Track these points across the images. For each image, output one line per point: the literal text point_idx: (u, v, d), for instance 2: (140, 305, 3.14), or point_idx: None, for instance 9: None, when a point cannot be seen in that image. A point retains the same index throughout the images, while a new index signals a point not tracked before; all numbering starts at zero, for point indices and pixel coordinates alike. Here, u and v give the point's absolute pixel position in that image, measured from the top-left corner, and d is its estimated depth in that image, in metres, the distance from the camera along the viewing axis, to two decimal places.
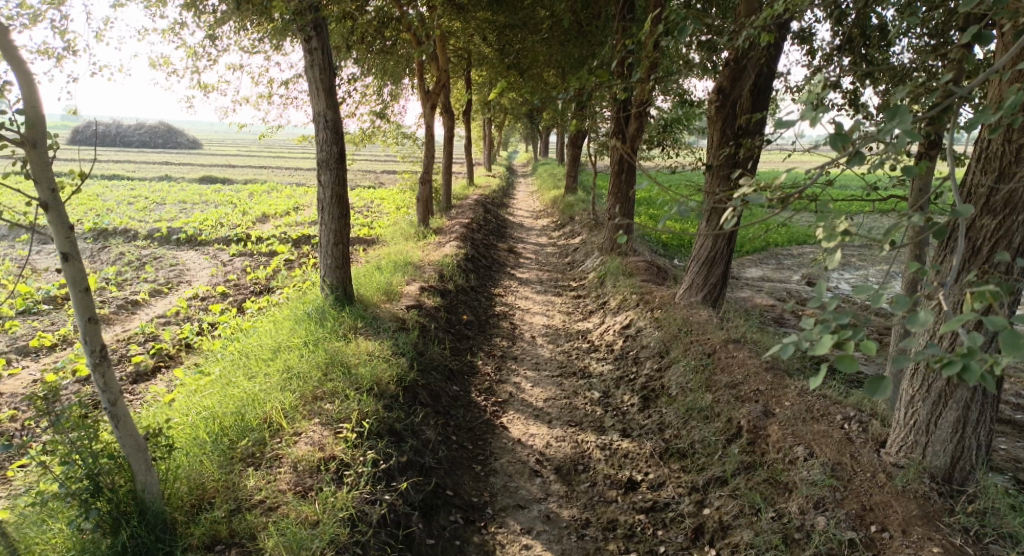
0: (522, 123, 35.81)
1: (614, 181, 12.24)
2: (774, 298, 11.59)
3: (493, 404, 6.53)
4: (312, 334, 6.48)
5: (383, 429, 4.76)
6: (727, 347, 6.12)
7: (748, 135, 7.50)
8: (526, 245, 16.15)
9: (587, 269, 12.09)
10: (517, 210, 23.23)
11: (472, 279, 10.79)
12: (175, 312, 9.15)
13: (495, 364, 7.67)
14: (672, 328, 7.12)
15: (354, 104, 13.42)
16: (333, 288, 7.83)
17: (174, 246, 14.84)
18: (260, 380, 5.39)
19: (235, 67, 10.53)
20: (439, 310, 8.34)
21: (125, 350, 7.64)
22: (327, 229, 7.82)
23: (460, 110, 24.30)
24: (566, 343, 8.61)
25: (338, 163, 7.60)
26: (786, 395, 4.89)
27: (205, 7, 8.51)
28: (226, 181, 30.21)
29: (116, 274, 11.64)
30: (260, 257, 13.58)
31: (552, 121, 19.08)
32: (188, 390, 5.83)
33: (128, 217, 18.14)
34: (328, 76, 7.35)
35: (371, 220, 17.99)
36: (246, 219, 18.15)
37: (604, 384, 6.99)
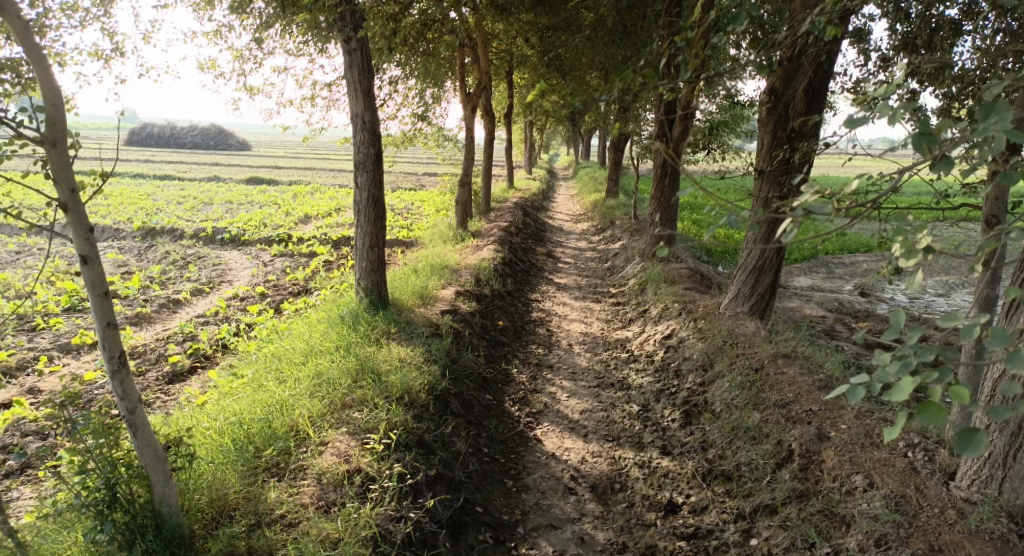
0: (564, 126, 35.55)
1: (658, 184, 11.92)
2: (825, 309, 11.09)
3: (527, 415, 6.31)
4: (345, 338, 6.37)
5: (412, 440, 4.59)
6: (776, 361, 5.79)
7: (802, 139, 7.13)
8: (565, 250, 15.90)
9: (627, 275, 11.78)
10: (557, 213, 23.01)
11: (509, 283, 10.61)
12: (214, 312, 9.22)
13: (530, 372, 7.46)
14: (717, 340, 6.79)
15: (396, 106, 13.43)
16: (368, 292, 7.74)
17: (218, 245, 15.09)
18: (290, 386, 5.31)
19: (278, 70, 10.61)
20: (474, 315, 8.17)
21: (163, 349, 7.70)
22: (363, 232, 7.73)
23: (502, 113, 24.24)
24: (605, 353, 8.34)
25: (375, 165, 7.50)
26: (842, 417, 4.54)
27: (251, 11, 8.58)
28: (271, 182, 30.79)
29: (161, 272, 11.85)
30: (300, 258, 13.68)
31: (594, 123, 18.84)
32: (220, 393, 5.79)
33: (176, 216, 18.58)
34: (366, 78, 7.26)
35: (411, 222, 18.01)
36: (289, 219, 18.37)
37: (643, 397, 6.70)
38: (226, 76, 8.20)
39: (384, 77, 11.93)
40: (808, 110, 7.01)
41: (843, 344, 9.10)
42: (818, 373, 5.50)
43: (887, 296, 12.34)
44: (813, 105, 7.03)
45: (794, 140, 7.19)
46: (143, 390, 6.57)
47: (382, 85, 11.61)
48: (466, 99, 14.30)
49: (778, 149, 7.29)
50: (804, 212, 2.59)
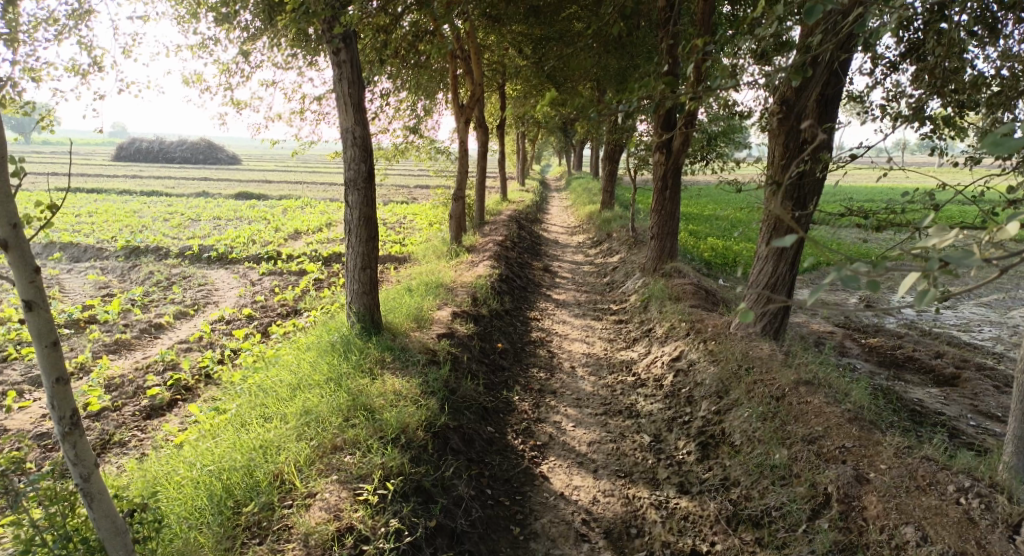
0: (556, 136, 35.27)
1: (657, 198, 11.51)
2: (833, 324, 10.76)
3: (531, 447, 5.91)
4: (335, 368, 5.94)
5: (410, 488, 4.20)
6: (798, 387, 5.43)
7: (815, 150, 6.85)
8: (562, 264, 15.50)
9: (629, 290, 11.41)
10: (551, 225, 22.66)
11: (507, 301, 10.20)
12: (197, 337, 8.75)
13: (532, 400, 7.03)
14: (731, 363, 6.42)
15: (387, 119, 13.07)
16: (360, 315, 7.33)
17: (204, 264, 14.61)
18: (275, 425, 4.88)
19: (265, 83, 10.24)
20: (472, 338, 7.77)
21: (141, 381, 7.22)
22: (354, 252, 7.31)
23: (494, 124, 23.93)
24: (610, 376, 7.93)
25: (366, 182, 7.12)
26: (881, 456, 4.25)
27: (238, 23, 8.19)
28: (261, 197, 30.29)
29: (143, 294, 11.38)
30: (289, 276, 13.25)
31: (588, 134, 18.55)
32: (200, 432, 5.34)
33: (162, 234, 18.08)
34: (357, 91, 6.89)
35: (403, 236, 17.61)
36: (278, 235, 17.91)
37: (655, 426, 6.30)
38: (212, 90, 7.80)
39: (375, 90, 11.59)
40: (821, 120, 6.79)
41: (854, 361, 8.80)
42: (845, 402, 5.16)
43: (894, 309, 12.12)
44: (826, 114, 6.78)
45: (807, 151, 6.90)
46: (119, 428, 6.10)
47: (372, 98, 11.28)
48: (459, 112, 13.95)
49: (791, 161, 6.99)
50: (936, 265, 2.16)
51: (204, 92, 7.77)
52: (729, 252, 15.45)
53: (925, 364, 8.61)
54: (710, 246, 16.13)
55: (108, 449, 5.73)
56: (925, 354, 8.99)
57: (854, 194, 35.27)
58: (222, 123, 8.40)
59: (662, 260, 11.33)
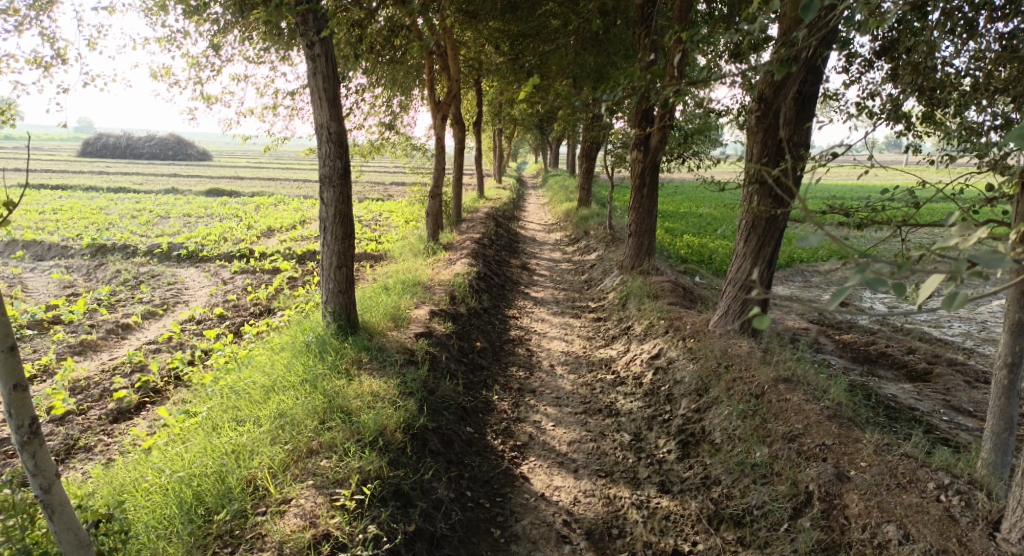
0: (533, 134, 35.25)
1: (634, 195, 11.50)
2: (808, 321, 10.89)
3: (510, 448, 5.83)
4: (309, 370, 5.80)
5: (388, 492, 4.11)
6: (777, 385, 5.44)
7: (792, 148, 6.88)
8: (539, 262, 15.44)
9: (607, 288, 11.41)
10: (528, 222, 22.58)
11: (485, 299, 10.12)
12: (167, 337, 8.51)
13: (512, 399, 6.96)
14: (710, 361, 6.41)
15: (362, 115, 12.88)
16: (336, 315, 7.19)
17: (174, 262, 14.27)
18: (247, 429, 4.73)
19: (236, 77, 10.00)
20: (450, 338, 7.66)
21: (108, 383, 6.99)
22: (329, 251, 7.16)
23: (470, 120, 23.78)
24: (589, 374, 7.89)
25: (342, 179, 6.97)
26: (860, 454, 4.30)
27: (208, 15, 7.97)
28: (233, 194, 29.72)
29: (110, 294, 11.06)
30: (262, 274, 12.99)
31: (565, 131, 18.51)
32: (168, 437, 5.17)
33: (130, 231, 17.63)
34: (331, 85, 6.74)
35: (379, 234, 17.41)
36: (251, 233, 17.58)
37: (635, 425, 6.27)
38: (182, 85, 7.59)
39: (350, 85, 11.40)
40: (798, 118, 6.82)
41: (829, 357, 8.91)
42: (823, 399, 5.18)
43: (866, 306, 12.35)
44: (803, 112, 6.80)
45: (784, 149, 6.92)
46: (84, 432, 5.88)
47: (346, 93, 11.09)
48: (435, 108, 13.80)
49: (768, 159, 6.99)
50: (963, 267, 1.97)
51: (173, 86, 7.55)
52: (705, 249, 15.55)
53: (898, 360, 8.74)
54: (686, 244, 16.23)
55: (72, 455, 5.51)
56: (898, 349, 9.13)
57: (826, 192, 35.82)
58: (192, 118, 8.16)
59: (639, 257, 11.34)
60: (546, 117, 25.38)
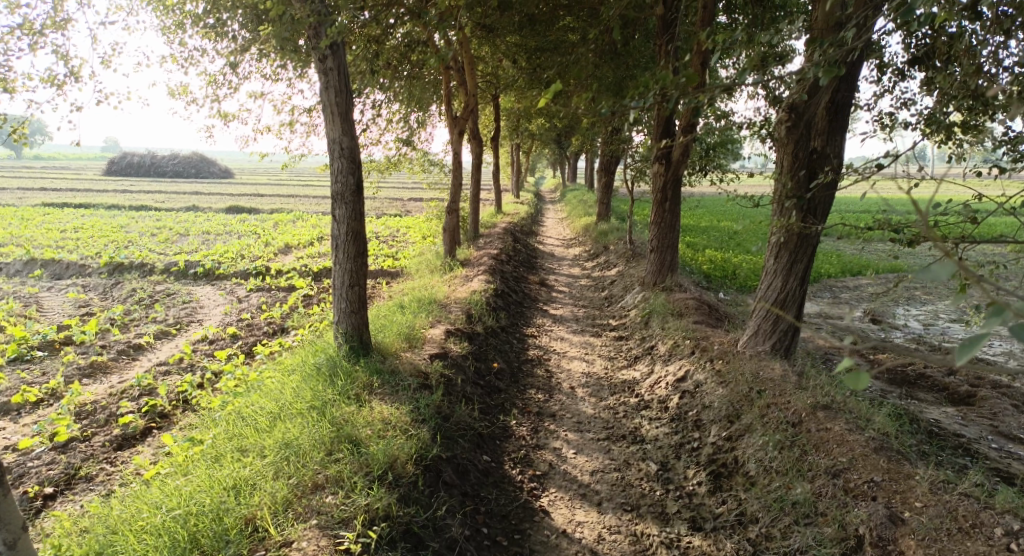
0: (551, 149, 35.12)
1: (656, 210, 11.16)
2: (839, 339, 10.49)
3: (530, 478, 5.51)
4: (318, 395, 5.52)
5: (398, 532, 3.89)
6: (816, 412, 5.09)
7: (824, 160, 6.54)
8: (558, 278, 15.11)
9: (628, 305, 11.06)
10: (547, 238, 22.28)
11: (502, 317, 9.83)
12: (177, 359, 8.33)
13: (531, 424, 6.63)
14: (741, 386, 6.05)
15: (379, 131, 12.77)
16: (348, 336, 6.93)
17: (190, 280, 14.19)
18: (250, 460, 4.48)
19: (252, 94, 9.91)
20: (467, 359, 7.37)
21: (114, 407, 6.80)
22: (342, 270, 6.93)
23: (488, 135, 23.65)
24: (611, 397, 7.52)
25: (354, 196, 6.75)
26: (913, 492, 4.03)
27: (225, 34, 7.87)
28: (252, 211, 29.81)
29: (125, 313, 10.97)
30: (278, 292, 12.85)
31: (583, 145, 18.26)
32: (171, 467, 4.93)
33: (148, 249, 17.63)
34: (344, 100, 6.53)
35: (396, 250, 17.27)
36: (268, 250, 17.52)
37: (661, 453, 5.92)
38: (199, 104, 7.48)
39: (367, 101, 11.28)
40: (831, 128, 6.48)
41: (864, 380, 8.53)
42: (867, 427, 4.84)
43: (900, 324, 11.97)
44: (836, 123, 6.47)
45: (816, 161, 6.57)
46: (86, 461, 5.66)
47: (362, 110, 10.99)
48: (451, 123, 13.63)
49: (799, 171, 6.64)
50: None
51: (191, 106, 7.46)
52: (728, 264, 15.15)
53: (938, 382, 8.33)
54: (708, 258, 15.85)
55: (73, 485, 5.30)
56: (937, 370, 8.72)
57: (854, 206, 35.03)
58: (208, 136, 8.05)
59: (662, 274, 11.00)
60: (565, 132, 25.17)
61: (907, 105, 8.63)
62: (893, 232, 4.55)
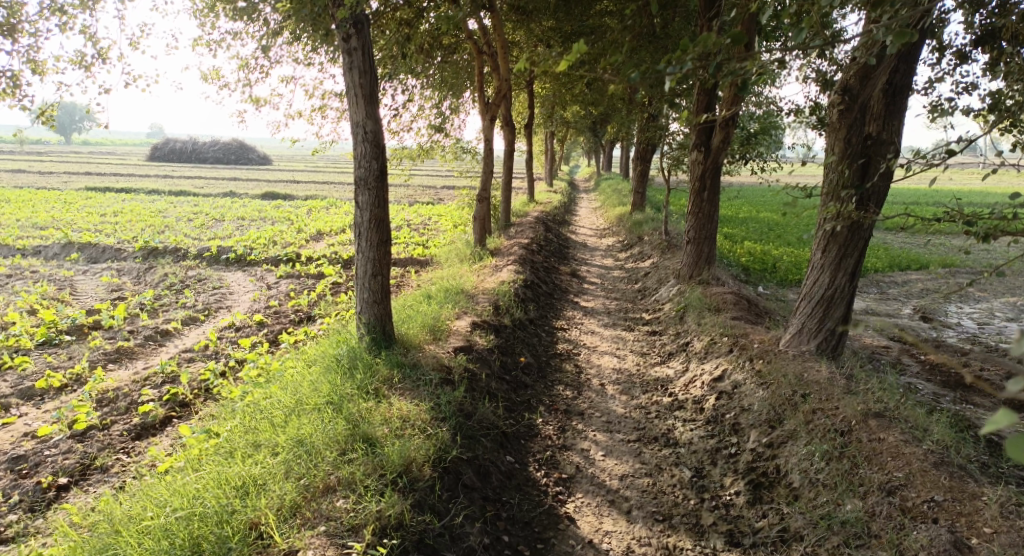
0: (587, 137, 34.54)
1: (693, 200, 10.70)
2: (888, 338, 9.94)
3: (555, 481, 5.22)
4: (335, 390, 5.32)
5: (410, 543, 3.74)
6: (867, 419, 4.70)
7: (880, 146, 6.06)
8: (590, 268, 14.73)
9: (662, 299, 10.65)
10: (580, 227, 21.87)
11: (531, 309, 9.53)
12: (202, 346, 8.26)
13: (558, 423, 6.34)
14: (784, 389, 5.65)
15: (411, 117, 12.55)
16: (370, 327, 6.72)
17: (222, 266, 14.23)
18: (262, 458, 4.34)
19: (284, 79, 9.77)
20: (493, 352, 7.11)
21: (136, 395, 6.74)
22: (365, 258, 6.69)
23: (522, 122, 23.26)
24: (644, 396, 7.16)
25: (378, 182, 6.50)
26: (982, 516, 3.67)
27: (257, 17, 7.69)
28: (287, 197, 30.02)
29: (155, 298, 11.01)
30: (307, 279, 12.78)
31: (620, 133, 17.78)
32: (184, 461, 4.81)
33: (183, 234, 17.80)
34: (369, 82, 6.28)
35: (427, 238, 17.10)
36: (300, 236, 17.52)
37: (696, 458, 5.57)
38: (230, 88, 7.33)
39: (399, 87, 11.05)
40: (889, 112, 6.00)
41: (915, 382, 8.13)
42: (926, 438, 4.42)
43: (953, 323, 11.32)
44: (893, 106, 6.00)
45: (871, 148, 6.10)
46: (103, 450, 5.62)
47: (393, 95, 10.77)
48: (484, 109, 13.29)
49: (852, 159, 6.17)
50: None
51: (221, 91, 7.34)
52: (768, 257, 14.57)
53: (996, 387, 7.89)
54: (747, 250, 15.28)
55: (88, 476, 5.25)
56: (995, 374, 8.28)
57: (903, 197, 33.65)
58: (239, 121, 7.93)
59: (699, 266, 10.55)
60: (601, 120, 24.63)
61: (969, 89, 8.08)
62: (965, 223, 4.15)
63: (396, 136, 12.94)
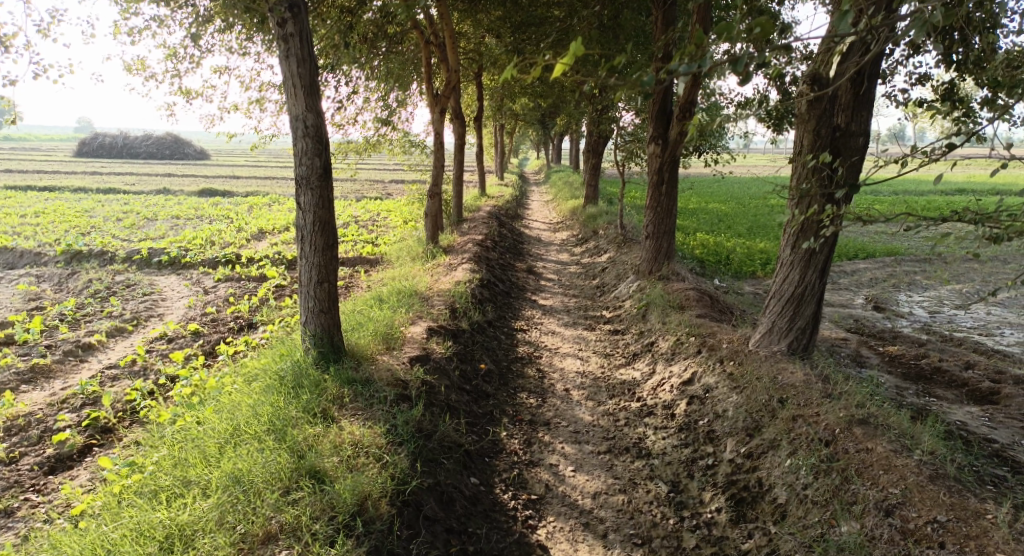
0: (536, 130, 34.20)
1: (651, 193, 10.41)
2: (847, 332, 9.94)
3: (524, 504, 4.82)
4: (277, 413, 4.76)
5: None
6: (852, 427, 4.48)
7: (849, 138, 5.85)
8: (546, 264, 14.35)
9: (622, 295, 10.36)
10: (532, 221, 21.56)
11: (488, 309, 9.08)
12: (129, 361, 7.49)
13: (523, 435, 5.93)
14: (760, 394, 5.38)
15: (356, 110, 11.92)
16: (317, 338, 6.15)
17: (154, 269, 13.25)
18: (192, 501, 3.81)
19: (216, 70, 9.05)
20: (451, 361, 6.65)
21: (50, 421, 5.99)
22: (309, 264, 6.10)
23: (471, 114, 22.73)
24: (611, 402, 6.81)
25: (321, 180, 5.92)
26: (991, 538, 3.50)
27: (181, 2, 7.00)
28: (226, 193, 28.69)
29: (77, 307, 10.07)
30: (248, 282, 12.00)
31: (570, 125, 17.48)
32: (102, 503, 4.19)
33: (111, 235, 16.60)
34: (307, 70, 5.68)
35: (376, 235, 16.44)
36: (240, 235, 16.58)
37: (671, 471, 5.26)
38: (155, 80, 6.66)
39: (343, 78, 10.41)
40: (857, 102, 5.78)
41: (878, 375, 8.08)
42: (915, 447, 4.25)
43: (905, 312, 11.45)
44: (862, 96, 5.79)
45: (840, 139, 5.88)
46: (9, 491, 4.92)
47: (336, 87, 10.11)
48: (433, 102, 12.69)
49: (821, 151, 5.94)
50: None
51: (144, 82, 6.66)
52: (722, 248, 14.52)
53: (957, 378, 7.91)
54: (700, 242, 15.21)
55: None
56: (954, 364, 8.32)
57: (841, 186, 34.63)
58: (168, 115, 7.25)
59: (658, 261, 10.31)
60: (550, 112, 24.32)
61: (923, 80, 8.03)
62: (966, 223, 3.85)
63: (341, 130, 12.28)
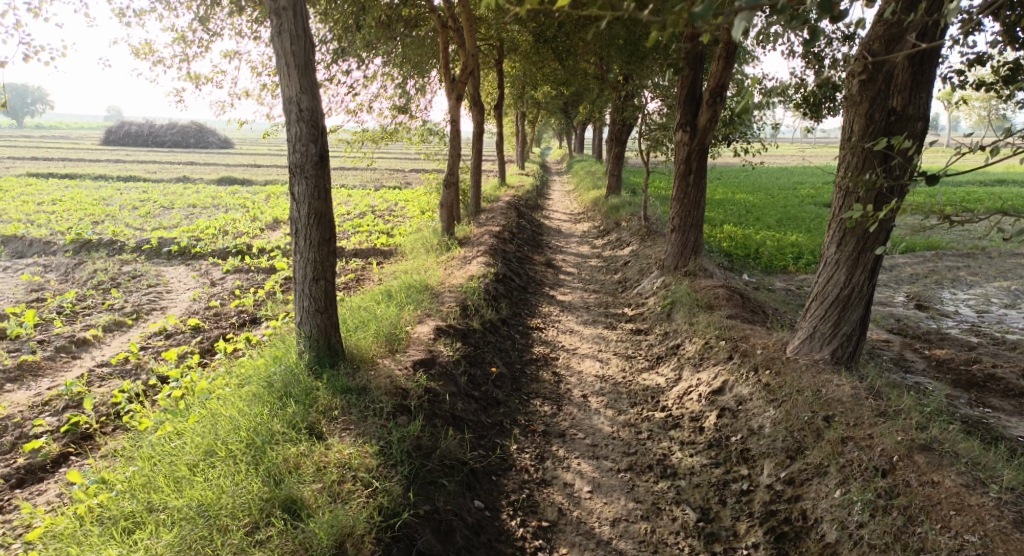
0: (558, 118, 33.44)
1: (678, 183, 9.73)
2: (889, 334, 9.22)
3: (534, 533, 4.30)
4: (260, 427, 4.30)
5: None
6: (913, 454, 3.91)
7: (906, 122, 5.16)
8: (566, 257, 13.76)
9: (646, 291, 9.73)
10: (553, 211, 20.95)
11: (502, 306, 8.54)
12: (121, 359, 7.08)
13: (536, 448, 5.40)
14: (802, 410, 4.76)
15: (371, 96, 11.44)
16: (312, 340, 5.66)
17: (164, 259, 12.93)
18: (150, 535, 3.37)
19: (225, 54, 8.65)
20: (458, 365, 6.12)
21: (28, 426, 5.59)
22: (303, 259, 5.59)
23: (492, 102, 22.14)
24: (632, 410, 6.22)
25: (317, 168, 5.40)
26: None
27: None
28: (245, 182, 28.46)
29: (78, 299, 9.74)
30: (256, 274, 11.60)
31: (593, 113, 16.81)
32: (59, 527, 3.76)
33: (125, 224, 16.35)
34: (301, 48, 5.16)
35: (391, 225, 15.97)
36: (255, 225, 16.24)
37: (701, 495, 4.68)
38: None
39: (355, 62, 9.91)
40: (915, 81, 5.09)
41: (926, 382, 7.39)
42: (991, 481, 3.69)
43: (950, 311, 10.66)
44: (922, 75, 5.09)
45: (895, 124, 5.20)
46: None
47: (349, 72, 9.62)
48: (450, 88, 12.05)
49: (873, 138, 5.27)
50: None
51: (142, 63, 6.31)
52: (751, 241, 13.80)
53: (1015, 387, 7.18)
54: (728, 235, 14.49)
55: None
56: (1010, 371, 7.60)
57: None
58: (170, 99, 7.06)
59: (685, 256, 9.64)
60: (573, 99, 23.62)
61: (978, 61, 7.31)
62: None
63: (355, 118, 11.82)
